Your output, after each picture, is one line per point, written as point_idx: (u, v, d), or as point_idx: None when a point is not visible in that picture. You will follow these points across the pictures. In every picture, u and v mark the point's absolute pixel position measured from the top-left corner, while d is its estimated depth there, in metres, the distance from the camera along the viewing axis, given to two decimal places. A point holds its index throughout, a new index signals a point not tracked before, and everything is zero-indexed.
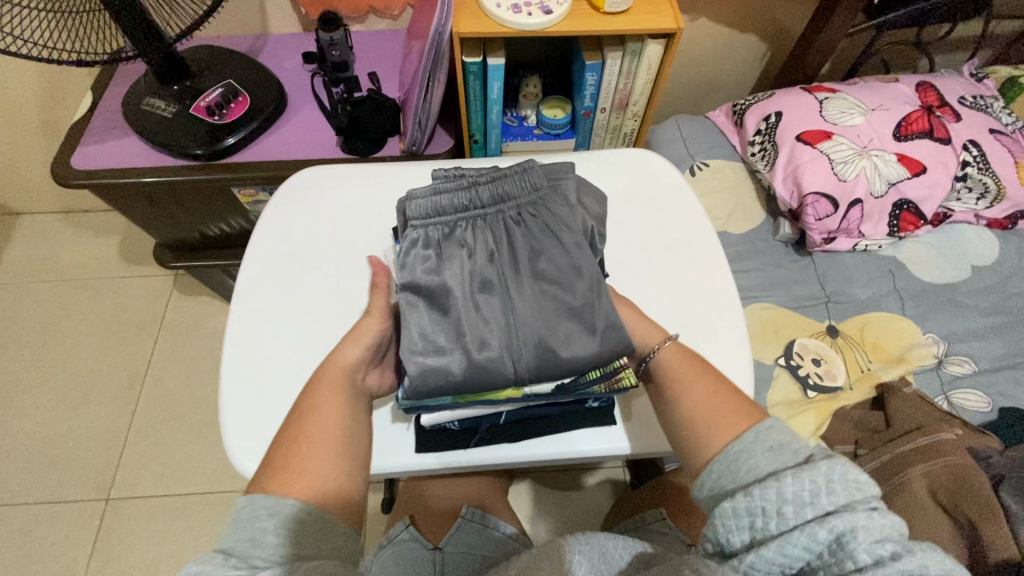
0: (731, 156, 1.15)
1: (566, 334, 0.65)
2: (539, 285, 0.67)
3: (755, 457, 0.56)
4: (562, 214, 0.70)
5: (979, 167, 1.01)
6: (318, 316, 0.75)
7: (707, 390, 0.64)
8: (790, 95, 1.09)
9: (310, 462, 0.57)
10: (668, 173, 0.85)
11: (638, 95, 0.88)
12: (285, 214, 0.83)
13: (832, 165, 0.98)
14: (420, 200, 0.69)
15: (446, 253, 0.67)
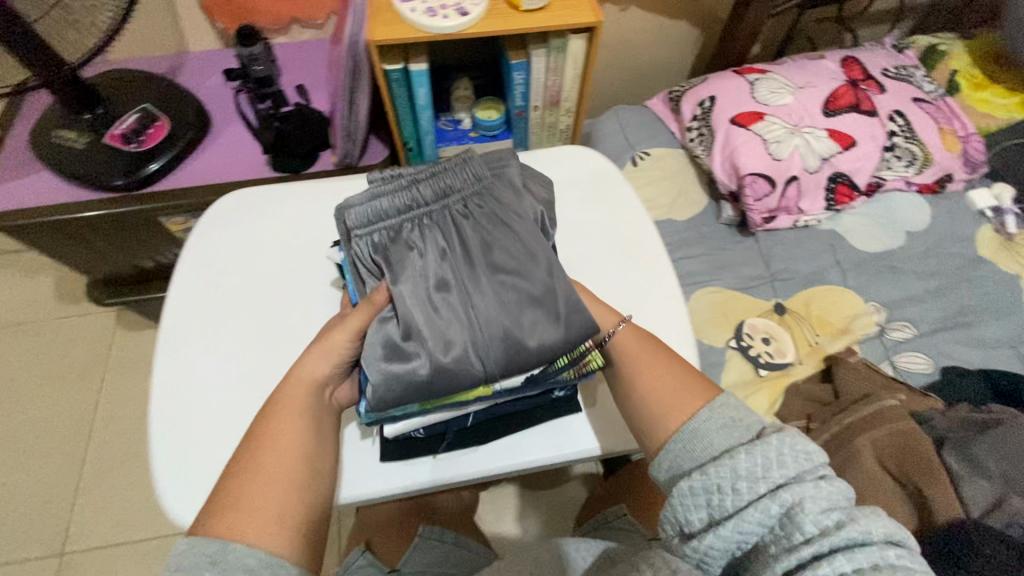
0: (672, 143, 1.16)
1: (532, 326, 0.62)
2: (498, 277, 0.64)
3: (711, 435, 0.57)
4: (510, 202, 0.68)
5: (903, 137, 1.06)
6: (258, 352, 0.71)
7: (665, 372, 0.64)
8: (722, 79, 1.11)
9: (259, 495, 0.54)
10: (604, 167, 0.84)
11: (569, 91, 0.87)
12: (214, 247, 0.79)
13: (767, 145, 1.00)
14: (358, 206, 0.64)
15: (396, 259, 0.63)
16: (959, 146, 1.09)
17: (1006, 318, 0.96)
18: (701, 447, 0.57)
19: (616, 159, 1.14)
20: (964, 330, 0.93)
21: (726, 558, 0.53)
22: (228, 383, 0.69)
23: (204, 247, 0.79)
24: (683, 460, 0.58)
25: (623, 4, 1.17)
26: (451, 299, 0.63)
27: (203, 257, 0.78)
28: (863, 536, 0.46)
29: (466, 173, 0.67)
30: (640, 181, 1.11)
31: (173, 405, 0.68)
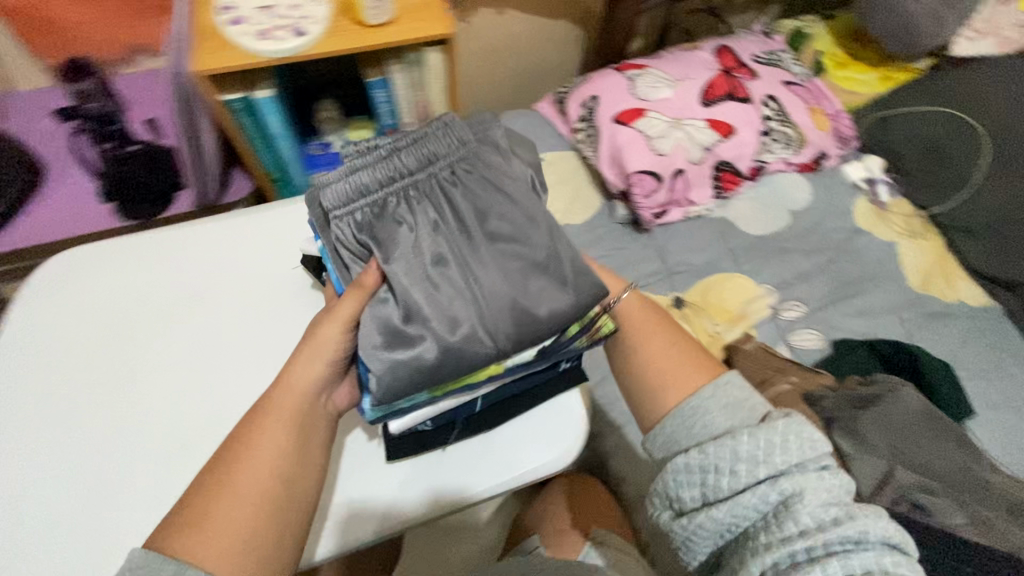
0: (564, 146, 1.15)
1: (536, 293, 0.60)
2: (497, 244, 0.62)
3: (712, 413, 0.62)
4: (497, 164, 0.65)
5: (777, 120, 1.09)
6: (202, 398, 0.68)
7: (665, 344, 0.70)
8: (602, 77, 1.10)
9: (224, 513, 0.53)
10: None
11: (437, 104, 0.83)
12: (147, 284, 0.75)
13: (650, 141, 1.00)
14: (335, 185, 0.61)
15: (386, 235, 0.60)
16: (829, 124, 1.14)
17: (886, 284, 1.01)
18: (700, 419, 0.63)
19: None
20: (848, 302, 0.98)
21: (714, 538, 0.57)
22: (141, 441, 0.66)
23: (106, 292, 0.75)
24: (681, 435, 0.63)
25: (498, 7, 1.15)
26: (451, 273, 0.60)
27: (65, 321, 0.73)
28: (856, 535, 0.48)
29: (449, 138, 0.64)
30: None
31: (40, 483, 0.63)
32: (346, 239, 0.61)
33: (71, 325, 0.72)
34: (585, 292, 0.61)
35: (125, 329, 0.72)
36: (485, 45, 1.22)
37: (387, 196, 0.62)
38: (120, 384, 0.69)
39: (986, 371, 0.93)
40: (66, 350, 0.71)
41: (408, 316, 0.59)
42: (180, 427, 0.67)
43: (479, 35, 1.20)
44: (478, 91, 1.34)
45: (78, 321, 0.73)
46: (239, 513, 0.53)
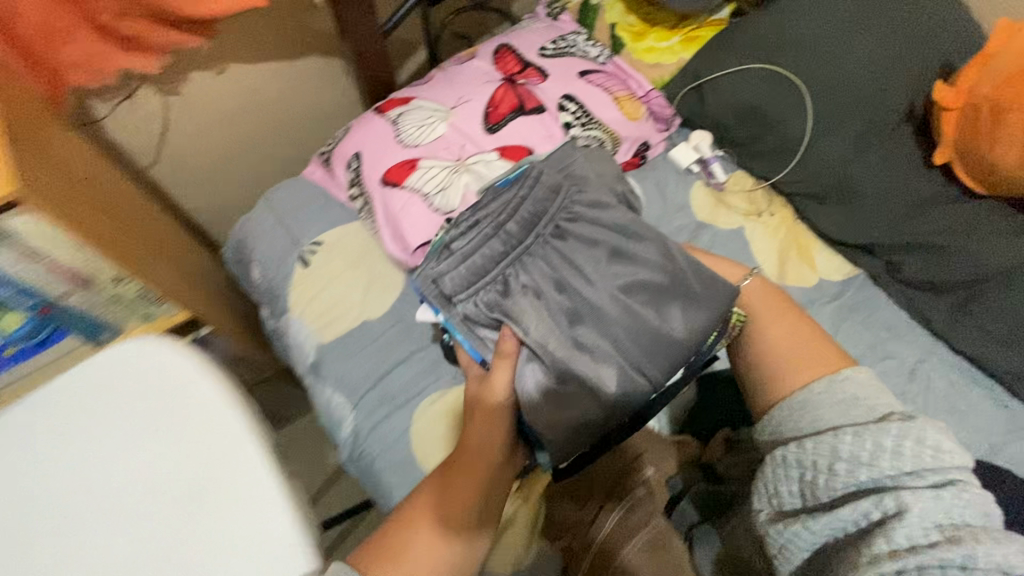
0: (347, 214, 0.92)
1: (676, 316, 0.59)
2: (622, 285, 0.59)
3: (823, 412, 0.59)
4: (593, 201, 0.63)
5: (581, 125, 0.91)
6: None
7: (790, 329, 0.67)
8: (363, 126, 0.89)
9: (413, 542, 0.59)
10: (172, 365, 0.58)
11: (87, 265, 0.62)
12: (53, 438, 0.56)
13: (425, 200, 0.80)
14: (452, 272, 0.61)
15: (513, 309, 0.58)
16: (642, 108, 0.97)
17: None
18: (816, 412, 0.59)
19: (281, 263, 0.89)
20: None
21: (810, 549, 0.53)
22: None
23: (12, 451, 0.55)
24: (788, 426, 0.60)
25: (216, 66, 0.91)
26: (584, 330, 0.58)
27: None
28: (965, 561, 0.43)
29: (541, 193, 0.62)
30: (318, 283, 0.86)
31: None
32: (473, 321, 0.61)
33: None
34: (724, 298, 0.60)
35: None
36: (221, 110, 0.98)
37: (506, 269, 0.60)
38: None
39: (865, 356, 0.82)
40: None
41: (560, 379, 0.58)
42: None
43: (206, 104, 0.95)
44: (238, 161, 1.08)
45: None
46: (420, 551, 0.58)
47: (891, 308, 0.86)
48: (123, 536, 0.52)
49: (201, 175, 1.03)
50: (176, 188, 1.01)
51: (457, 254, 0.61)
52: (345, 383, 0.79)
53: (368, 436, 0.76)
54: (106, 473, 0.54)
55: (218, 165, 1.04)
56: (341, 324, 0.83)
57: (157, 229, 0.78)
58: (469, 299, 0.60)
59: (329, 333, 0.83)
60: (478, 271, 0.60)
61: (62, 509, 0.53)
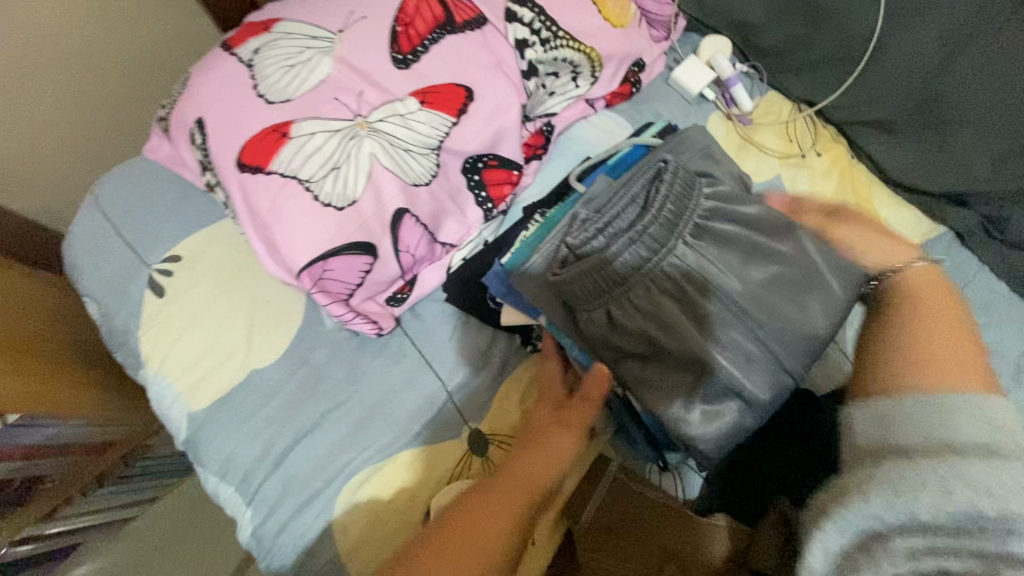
0: (214, 210, 0.63)
1: (816, 310, 0.47)
2: (757, 280, 0.49)
3: (946, 420, 0.36)
4: (724, 194, 0.51)
5: (542, 43, 0.61)
6: None
7: (953, 337, 0.43)
8: (204, 73, 0.58)
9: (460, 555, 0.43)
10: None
11: None
12: None
13: (307, 190, 0.52)
14: (581, 279, 0.48)
15: (657, 313, 0.47)
16: (631, 7, 0.66)
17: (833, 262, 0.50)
18: (937, 414, 0.36)
19: (123, 294, 0.61)
20: None
21: None
22: None
23: None
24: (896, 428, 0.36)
25: None
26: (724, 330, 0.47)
27: None
28: None
29: (679, 187, 0.49)
30: (181, 320, 0.59)
31: None
32: (604, 334, 0.49)
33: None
34: (860, 283, 0.49)
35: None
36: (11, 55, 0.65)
37: (647, 275, 0.48)
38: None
39: None
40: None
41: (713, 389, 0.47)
42: None
43: None
44: (76, 129, 0.75)
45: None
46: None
47: (988, 279, 0.62)
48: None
49: (28, 163, 0.71)
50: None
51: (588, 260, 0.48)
52: (234, 467, 0.56)
53: (274, 542, 0.54)
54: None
55: (47, 141, 0.72)
56: (216, 381, 0.58)
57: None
58: (599, 310, 0.48)
59: (202, 397, 0.57)
60: (615, 280, 0.48)
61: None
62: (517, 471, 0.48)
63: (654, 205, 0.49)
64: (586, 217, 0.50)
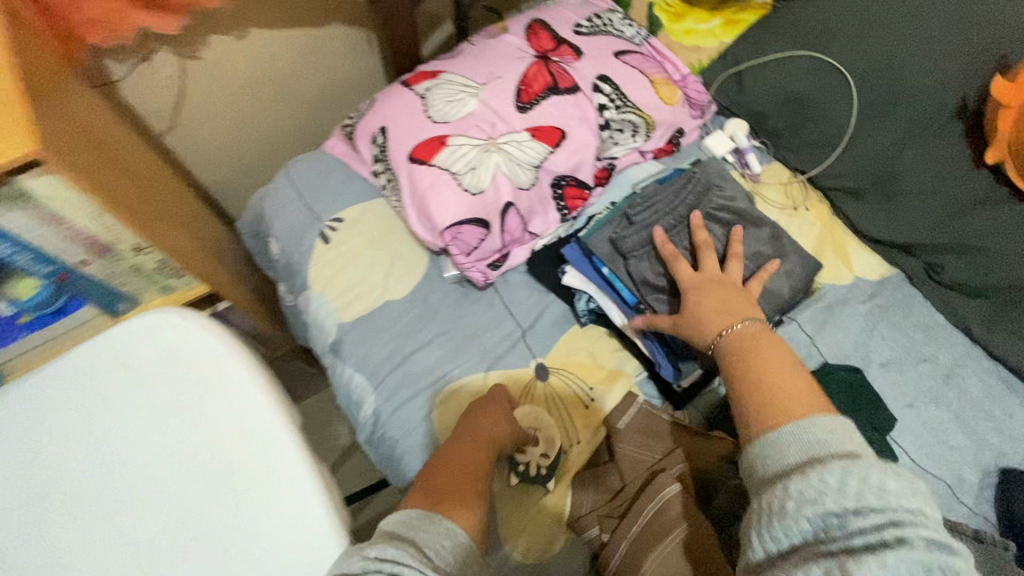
0: (371, 193, 0.89)
1: (777, 276, 0.73)
2: (751, 256, 0.73)
3: (803, 442, 0.47)
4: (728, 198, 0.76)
5: (616, 108, 0.88)
6: (189, 527, 0.49)
7: (786, 376, 0.54)
8: (388, 99, 0.86)
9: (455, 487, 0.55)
10: (192, 336, 0.56)
11: (114, 235, 0.57)
12: (111, 391, 0.54)
13: (455, 179, 0.78)
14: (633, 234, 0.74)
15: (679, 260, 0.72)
16: (679, 92, 0.94)
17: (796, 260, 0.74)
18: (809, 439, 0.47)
19: (300, 239, 0.86)
20: None
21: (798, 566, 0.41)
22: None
23: (55, 417, 0.52)
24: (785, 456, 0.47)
25: (238, 29, 0.87)
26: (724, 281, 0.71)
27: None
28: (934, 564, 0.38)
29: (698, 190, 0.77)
30: (340, 261, 0.83)
31: None
32: (644, 273, 0.73)
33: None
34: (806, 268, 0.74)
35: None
36: (243, 76, 0.93)
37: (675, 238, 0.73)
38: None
39: (900, 357, 0.80)
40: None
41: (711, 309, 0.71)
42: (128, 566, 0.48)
43: (229, 67, 0.91)
44: (258, 133, 1.04)
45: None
46: (471, 500, 0.55)
47: (928, 310, 0.84)
48: (116, 539, 0.49)
49: (232, 147, 1.02)
50: (194, 160, 0.98)
51: (640, 224, 0.74)
52: (366, 364, 0.77)
53: (389, 419, 0.74)
54: (114, 443, 0.52)
55: (246, 133, 1.02)
56: (361, 304, 0.81)
57: (169, 191, 0.74)
58: (642, 257, 0.73)
59: (349, 313, 0.80)
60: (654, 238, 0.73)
61: (74, 485, 0.50)
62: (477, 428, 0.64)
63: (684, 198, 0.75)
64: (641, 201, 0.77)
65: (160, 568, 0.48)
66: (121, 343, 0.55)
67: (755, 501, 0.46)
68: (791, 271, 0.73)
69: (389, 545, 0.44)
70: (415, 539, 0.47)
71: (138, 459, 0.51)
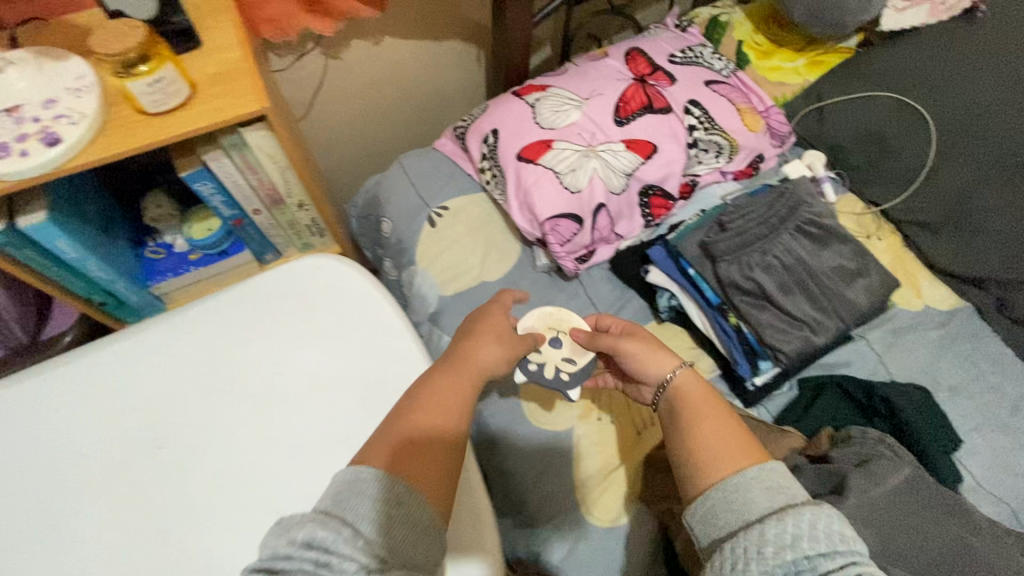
0: (474, 187, 0.99)
1: (862, 289, 0.73)
2: (839, 268, 0.73)
3: (751, 494, 0.46)
4: (819, 212, 0.76)
5: (704, 129, 0.96)
6: (340, 426, 0.61)
7: (724, 430, 0.53)
8: (501, 106, 0.96)
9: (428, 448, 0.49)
10: (350, 278, 0.67)
11: (289, 189, 0.67)
12: (276, 314, 0.65)
13: (558, 178, 0.87)
14: (725, 239, 0.73)
15: (768, 267, 0.72)
16: (762, 121, 1.01)
17: (884, 273, 0.74)
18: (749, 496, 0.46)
19: (410, 221, 0.97)
20: None
21: None
22: (287, 465, 0.59)
23: (234, 331, 0.65)
24: (726, 512, 0.46)
25: (374, 37, 0.99)
26: (806, 295, 0.73)
27: (177, 350, 0.64)
28: None
29: (791, 203, 0.76)
30: (444, 243, 0.93)
31: (173, 521, 0.56)
32: (734, 277, 0.73)
33: (64, 386, 0.62)
34: (890, 284, 0.74)
35: (116, 410, 0.61)
36: (371, 78, 1.06)
37: (767, 246, 0.73)
38: (83, 486, 0.57)
39: (967, 385, 0.83)
40: (44, 402, 0.61)
41: (792, 316, 0.72)
42: (291, 450, 0.60)
43: (362, 68, 1.03)
44: (371, 129, 1.17)
45: (43, 407, 0.61)
46: (449, 467, 0.49)
47: (998, 345, 0.87)
48: (285, 424, 0.61)
49: (352, 139, 1.16)
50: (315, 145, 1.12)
51: (731, 230, 0.74)
52: None
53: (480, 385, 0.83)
54: (282, 357, 0.64)
55: (364, 128, 1.15)
56: (461, 282, 0.91)
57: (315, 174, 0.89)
58: (732, 263, 0.73)
59: (450, 288, 0.91)
60: (745, 244, 0.73)
61: (251, 386, 0.62)
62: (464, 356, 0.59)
63: (776, 208, 0.75)
64: (733, 207, 0.77)
65: (317, 454, 0.59)
66: (287, 277, 0.67)
67: (719, 552, 0.44)
68: (877, 286, 0.73)
69: (321, 526, 0.38)
70: (356, 515, 0.40)
71: (301, 370, 0.63)
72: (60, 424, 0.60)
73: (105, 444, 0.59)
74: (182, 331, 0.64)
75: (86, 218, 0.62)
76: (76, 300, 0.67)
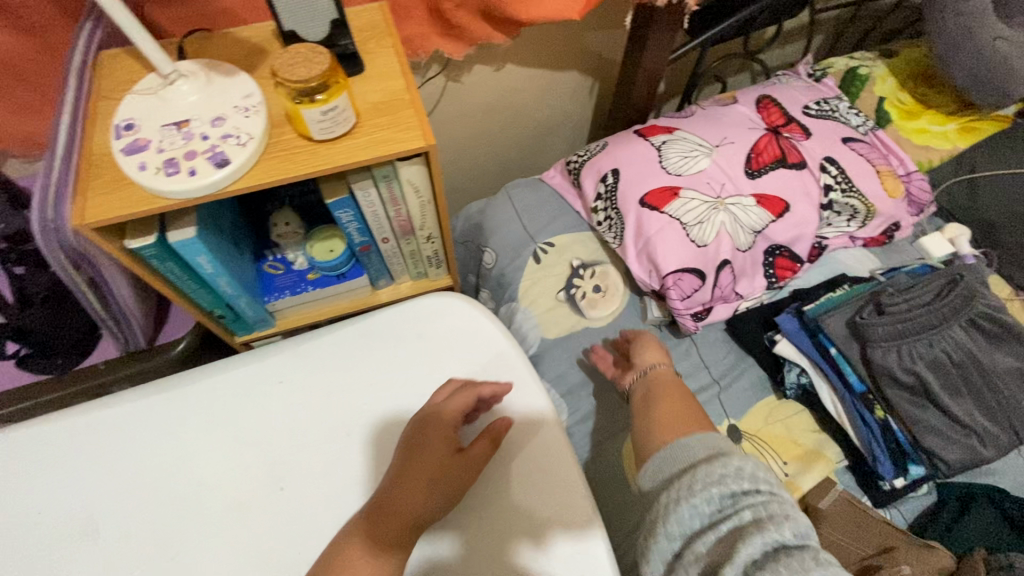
0: (582, 225, 0.95)
1: None
2: (1010, 371, 0.71)
3: (692, 447, 0.57)
4: (993, 308, 0.73)
5: (841, 191, 0.88)
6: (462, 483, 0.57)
7: (678, 408, 0.64)
8: (622, 144, 0.92)
9: None
10: (480, 325, 0.65)
11: (423, 220, 0.65)
12: (403, 353, 0.64)
13: (684, 230, 0.82)
14: (886, 325, 0.71)
15: (931, 361, 0.71)
16: (901, 187, 0.93)
17: None
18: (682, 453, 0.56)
19: (515, 254, 0.93)
20: None
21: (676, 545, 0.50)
22: None
23: (356, 365, 0.63)
24: (668, 464, 0.57)
25: (496, 63, 0.96)
26: (967, 396, 0.71)
27: (298, 378, 0.62)
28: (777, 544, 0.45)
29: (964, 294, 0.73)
30: (549, 282, 0.90)
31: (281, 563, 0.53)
32: (891, 366, 0.71)
33: (187, 410, 0.60)
34: None
35: (237, 442, 0.58)
36: (485, 102, 1.03)
37: (934, 336, 0.71)
38: (201, 522, 0.55)
39: None
40: (167, 422, 0.59)
41: (952, 417, 0.70)
42: None
43: (478, 92, 1.00)
44: (474, 152, 1.15)
45: (160, 420, 0.59)
46: None
47: None
48: None
49: (454, 160, 1.14)
50: None
51: (894, 315, 0.71)
52: (564, 382, 0.84)
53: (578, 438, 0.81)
54: (404, 400, 0.61)
55: (468, 150, 1.13)
56: (565, 326, 0.87)
57: None
58: (888, 351, 0.71)
59: (553, 331, 0.87)
60: (907, 332, 0.71)
61: (370, 427, 0.60)
62: (411, 472, 0.53)
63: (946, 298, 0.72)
64: (896, 291, 0.74)
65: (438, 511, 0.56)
66: (416, 316, 0.66)
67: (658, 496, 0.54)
68: None
69: None
70: None
71: None
72: (177, 442, 0.58)
73: (221, 468, 0.57)
74: (305, 359, 0.63)
75: (224, 233, 0.62)
76: (198, 311, 0.66)
